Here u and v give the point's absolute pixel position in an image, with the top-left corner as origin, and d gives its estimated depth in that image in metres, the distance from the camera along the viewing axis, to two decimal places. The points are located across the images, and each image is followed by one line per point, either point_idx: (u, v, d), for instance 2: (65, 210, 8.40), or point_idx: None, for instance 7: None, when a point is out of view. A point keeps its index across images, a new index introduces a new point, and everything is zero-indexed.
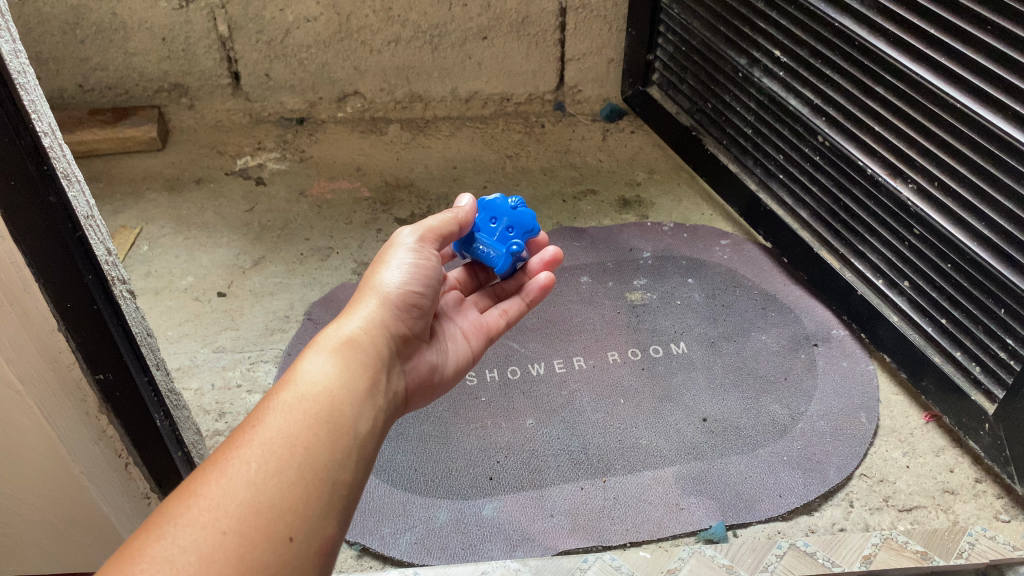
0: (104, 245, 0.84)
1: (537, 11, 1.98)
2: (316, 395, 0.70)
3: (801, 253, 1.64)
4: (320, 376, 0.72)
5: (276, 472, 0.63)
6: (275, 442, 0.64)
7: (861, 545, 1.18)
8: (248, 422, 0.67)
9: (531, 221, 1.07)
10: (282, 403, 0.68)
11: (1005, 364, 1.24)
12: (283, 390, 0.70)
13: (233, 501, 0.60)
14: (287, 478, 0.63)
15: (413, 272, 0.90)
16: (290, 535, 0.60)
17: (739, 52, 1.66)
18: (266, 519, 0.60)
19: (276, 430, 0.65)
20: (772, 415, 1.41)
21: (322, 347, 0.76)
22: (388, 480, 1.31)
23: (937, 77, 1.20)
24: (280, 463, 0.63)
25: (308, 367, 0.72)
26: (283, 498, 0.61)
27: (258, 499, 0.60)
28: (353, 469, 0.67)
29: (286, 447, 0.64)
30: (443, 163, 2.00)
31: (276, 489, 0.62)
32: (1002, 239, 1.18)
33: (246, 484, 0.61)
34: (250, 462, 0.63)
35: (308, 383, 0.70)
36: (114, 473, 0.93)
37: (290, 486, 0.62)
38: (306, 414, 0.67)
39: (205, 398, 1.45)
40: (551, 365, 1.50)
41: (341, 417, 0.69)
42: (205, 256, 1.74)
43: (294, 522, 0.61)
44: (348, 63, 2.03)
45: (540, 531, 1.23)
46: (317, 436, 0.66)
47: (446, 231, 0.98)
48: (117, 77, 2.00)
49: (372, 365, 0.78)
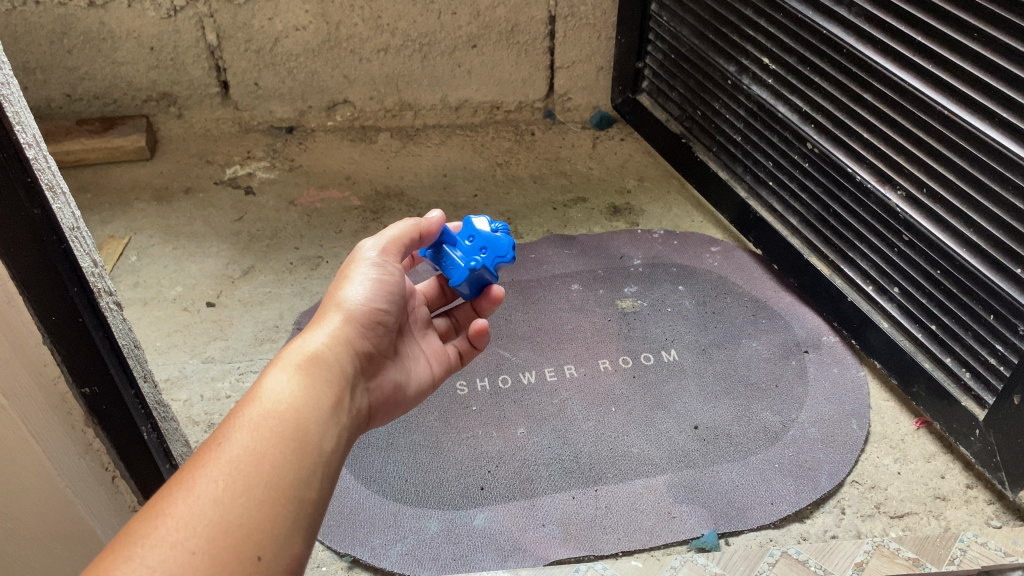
0: (90, 256, 0.85)
1: (526, 20, 1.98)
2: (282, 412, 0.69)
3: (790, 260, 1.64)
4: (285, 393, 0.71)
5: (244, 489, 0.62)
6: (242, 460, 0.64)
7: (854, 551, 1.19)
8: (214, 438, 0.66)
9: (506, 247, 0.99)
10: (247, 420, 0.67)
11: (995, 370, 1.25)
12: (247, 408, 0.69)
13: (200, 519, 0.59)
14: (255, 496, 0.62)
15: (378, 285, 0.89)
16: (258, 554, 0.60)
17: (728, 60, 1.66)
18: (234, 538, 0.60)
19: (244, 447, 0.65)
20: (764, 422, 1.40)
21: (282, 361, 0.75)
22: (379, 491, 1.30)
23: (924, 83, 1.21)
24: (248, 481, 0.63)
25: (274, 383, 0.71)
26: (251, 516, 0.61)
27: (225, 517, 0.60)
28: (320, 485, 0.67)
29: (253, 465, 0.64)
30: (433, 172, 2.00)
31: (244, 507, 0.61)
32: (990, 244, 1.18)
33: (213, 503, 0.61)
34: (217, 480, 0.62)
35: (274, 400, 0.70)
36: (102, 487, 0.92)
37: (257, 505, 0.62)
38: (272, 431, 0.67)
39: (194, 408, 1.44)
40: (542, 374, 1.50)
41: (307, 434, 0.69)
42: (194, 265, 1.73)
43: (263, 540, 0.61)
44: (337, 72, 2.02)
45: (531, 541, 1.23)
46: (283, 454, 0.66)
47: (407, 241, 0.96)
48: (105, 86, 1.99)
49: (338, 383, 0.77)
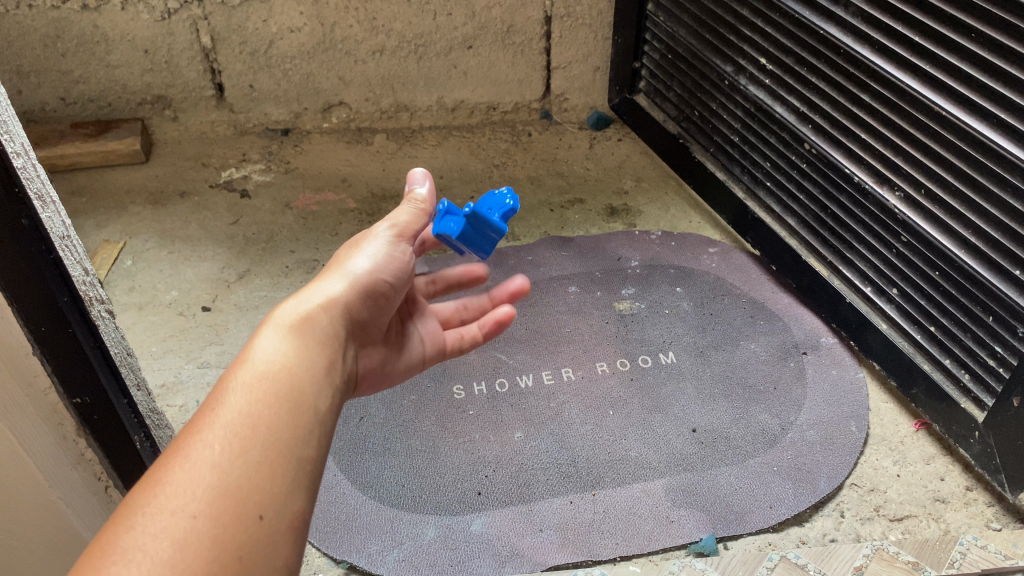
0: (81, 265, 0.85)
1: (521, 20, 1.97)
2: (278, 373, 0.66)
3: (789, 261, 1.63)
4: (280, 355, 0.68)
5: (241, 452, 0.59)
6: (239, 423, 0.61)
7: (853, 555, 1.19)
8: (208, 403, 0.63)
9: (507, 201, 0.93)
10: (241, 383, 0.64)
11: (994, 372, 1.24)
12: (240, 371, 0.66)
13: (198, 484, 0.56)
14: (252, 458, 0.59)
15: (379, 254, 0.86)
16: (260, 512, 0.58)
17: (725, 60, 1.65)
18: (235, 500, 0.57)
19: (239, 411, 0.62)
20: (762, 424, 1.40)
21: (274, 322, 0.71)
22: (376, 496, 1.30)
23: (921, 83, 1.20)
24: (244, 444, 0.60)
25: (269, 345, 0.68)
26: (250, 477, 0.58)
27: (224, 481, 0.57)
28: (318, 445, 0.64)
29: (249, 426, 0.61)
30: (429, 173, 1.99)
31: (242, 469, 0.58)
32: (989, 245, 1.17)
33: (211, 467, 0.58)
34: (213, 445, 0.59)
35: (268, 361, 0.67)
36: (93, 498, 0.91)
37: (257, 466, 0.59)
38: (267, 392, 0.64)
39: (189, 414, 1.43)
40: (540, 377, 1.49)
41: (302, 395, 0.66)
42: (189, 270, 1.72)
43: (263, 499, 0.58)
44: (333, 73, 2.01)
45: (529, 546, 1.22)
46: (279, 415, 0.63)
47: (416, 221, 0.92)
48: (99, 89, 1.98)
49: (335, 349, 0.74)
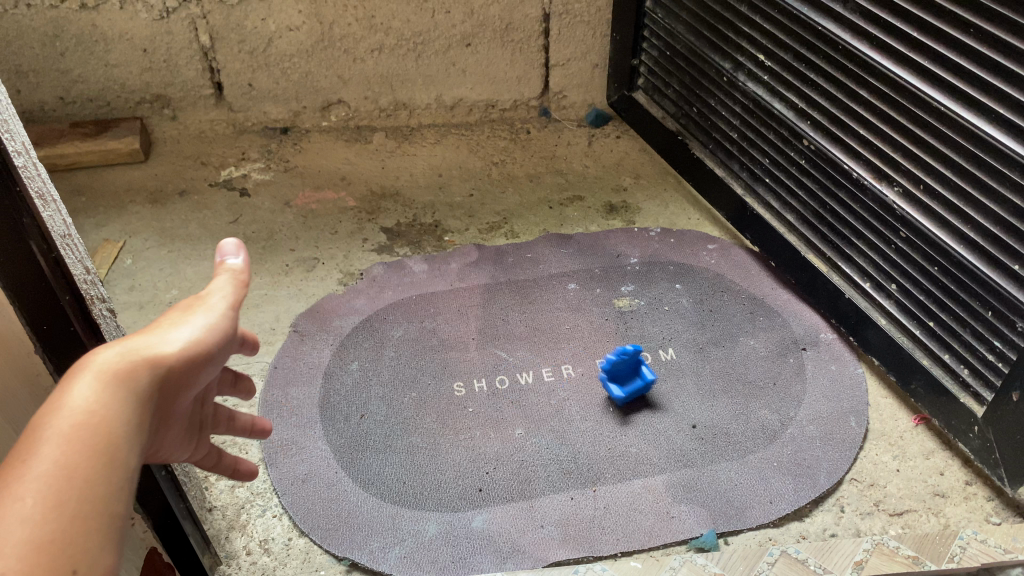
0: (83, 264, 0.85)
1: (520, 18, 1.97)
2: (92, 419, 0.63)
3: (788, 257, 1.63)
4: (95, 396, 0.64)
5: (57, 505, 0.58)
6: (51, 475, 0.59)
7: (853, 550, 1.19)
8: (16, 450, 0.60)
9: None
10: (51, 430, 0.61)
11: (994, 366, 1.24)
12: (52, 416, 0.62)
13: (7, 541, 0.55)
14: (68, 512, 0.58)
15: (229, 275, 0.79)
16: (74, 567, 0.57)
17: (723, 56, 1.65)
18: (49, 557, 0.56)
19: (51, 462, 0.60)
20: (761, 420, 1.40)
21: (93, 360, 0.66)
22: (377, 494, 1.30)
23: (919, 79, 1.20)
24: (60, 497, 0.58)
25: (83, 385, 0.64)
26: (65, 531, 0.57)
27: (36, 536, 0.56)
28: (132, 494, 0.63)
29: (63, 479, 0.59)
30: (428, 171, 1.99)
31: (55, 523, 0.57)
32: (987, 240, 1.18)
33: (20, 522, 0.56)
34: (25, 498, 0.57)
35: (81, 404, 0.63)
36: None
37: (70, 520, 0.58)
38: (80, 442, 0.61)
39: None
40: (540, 374, 1.49)
41: (118, 443, 0.63)
42: (189, 268, 1.72)
43: (79, 555, 0.57)
44: (331, 72, 2.01)
45: (530, 542, 1.23)
46: (93, 466, 0.61)
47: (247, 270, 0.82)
48: (98, 89, 1.98)
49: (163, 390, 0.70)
